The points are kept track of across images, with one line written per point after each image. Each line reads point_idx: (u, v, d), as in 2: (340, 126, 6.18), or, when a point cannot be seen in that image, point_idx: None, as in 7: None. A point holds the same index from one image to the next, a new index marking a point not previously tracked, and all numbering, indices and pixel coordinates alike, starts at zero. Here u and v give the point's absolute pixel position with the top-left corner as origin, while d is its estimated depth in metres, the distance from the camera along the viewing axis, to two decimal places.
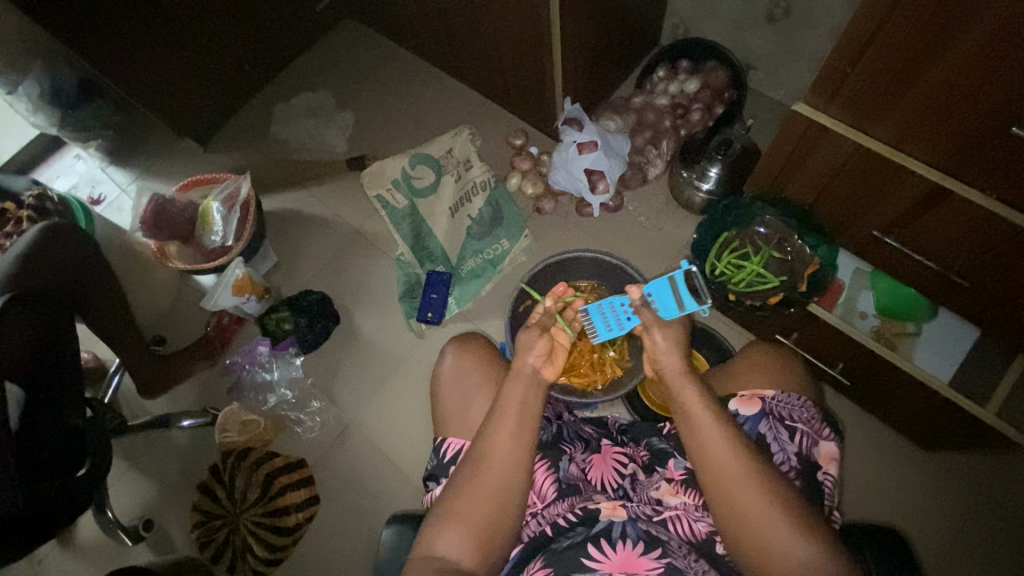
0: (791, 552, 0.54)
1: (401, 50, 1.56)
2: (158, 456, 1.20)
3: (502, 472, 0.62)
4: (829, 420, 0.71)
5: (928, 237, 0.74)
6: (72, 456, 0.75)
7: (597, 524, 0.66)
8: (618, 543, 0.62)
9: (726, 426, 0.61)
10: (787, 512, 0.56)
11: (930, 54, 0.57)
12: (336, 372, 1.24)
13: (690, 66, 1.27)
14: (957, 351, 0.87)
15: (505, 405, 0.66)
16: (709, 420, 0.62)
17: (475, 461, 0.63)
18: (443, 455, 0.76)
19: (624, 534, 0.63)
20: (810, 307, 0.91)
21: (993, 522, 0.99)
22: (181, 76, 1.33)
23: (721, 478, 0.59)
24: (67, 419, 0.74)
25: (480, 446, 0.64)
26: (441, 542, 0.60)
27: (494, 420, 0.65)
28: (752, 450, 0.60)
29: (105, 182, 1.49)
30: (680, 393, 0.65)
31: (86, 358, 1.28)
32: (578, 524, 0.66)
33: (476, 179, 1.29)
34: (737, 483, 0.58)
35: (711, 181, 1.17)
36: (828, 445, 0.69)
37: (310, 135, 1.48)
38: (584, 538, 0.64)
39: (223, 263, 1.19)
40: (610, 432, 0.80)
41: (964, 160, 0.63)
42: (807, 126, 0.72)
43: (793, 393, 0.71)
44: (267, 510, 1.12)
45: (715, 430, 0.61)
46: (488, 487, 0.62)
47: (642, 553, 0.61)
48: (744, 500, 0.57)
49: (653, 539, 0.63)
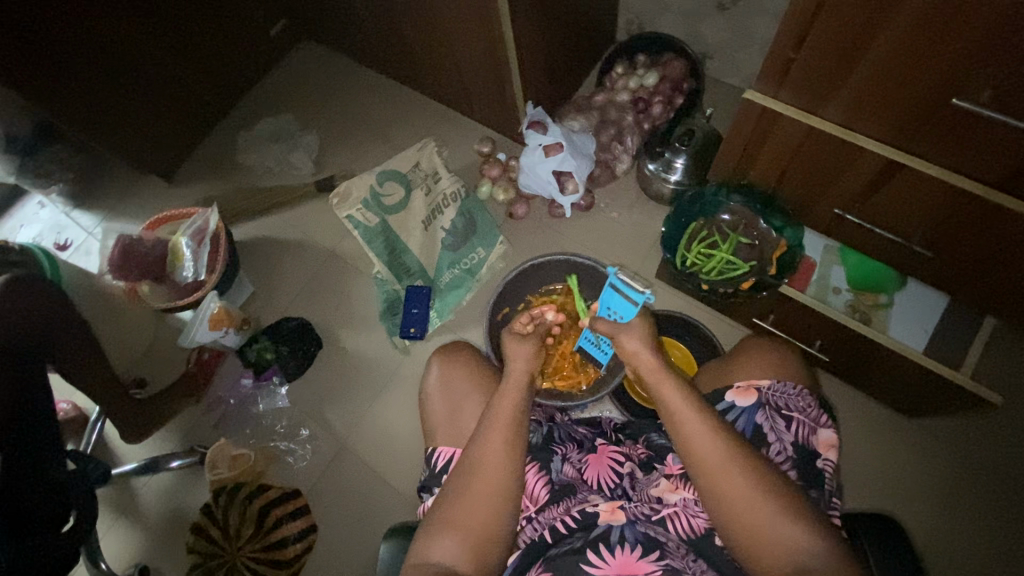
0: (773, 533, 0.57)
1: (360, 67, 1.55)
2: (147, 503, 1.17)
3: (497, 479, 0.64)
4: (827, 408, 0.72)
5: (888, 211, 0.75)
6: (53, 510, 0.79)
7: (595, 529, 0.66)
8: (617, 549, 0.63)
9: (711, 420, 0.63)
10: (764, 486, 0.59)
11: (871, 33, 0.58)
12: (322, 397, 1.23)
13: (648, 60, 1.29)
14: (929, 319, 0.90)
15: (498, 415, 0.68)
16: (694, 413, 0.64)
17: (468, 474, 0.65)
18: (435, 465, 0.75)
19: (622, 538, 0.64)
20: (782, 289, 0.90)
21: (986, 485, 1.00)
22: (140, 113, 1.31)
23: (705, 466, 0.61)
24: (45, 472, 0.78)
25: (472, 454, 0.66)
26: (436, 551, 0.60)
27: (488, 429, 0.67)
28: (731, 438, 0.62)
29: (71, 227, 1.46)
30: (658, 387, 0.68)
31: (66, 408, 1.25)
32: (576, 529, 0.67)
33: (446, 191, 1.27)
34: (722, 471, 0.60)
35: (678, 172, 1.18)
36: (825, 432, 0.69)
37: (276, 159, 1.47)
38: (582, 543, 0.64)
39: (199, 299, 1.19)
40: (604, 432, 0.81)
41: (912, 132, 0.64)
42: (760, 112, 0.73)
43: (790, 382, 0.72)
44: (263, 544, 1.09)
45: (700, 423, 0.63)
46: (483, 493, 0.63)
47: (642, 557, 0.61)
48: (731, 493, 0.59)
49: (651, 541, 0.63)
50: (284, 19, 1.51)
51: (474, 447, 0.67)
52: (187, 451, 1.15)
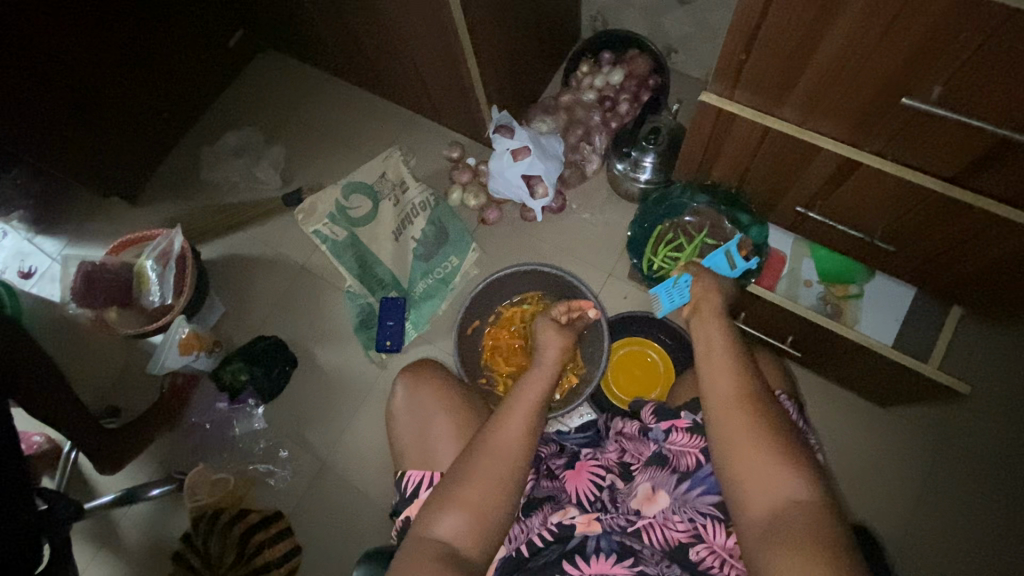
0: (780, 495, 0.56)
1: (323, 75, 1.52)
2: (126, 534, 1.15)
3: (508, 456, 0.64)
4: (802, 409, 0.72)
5: (847, 208, 0.75)
6: (26, 554, 0.77)
7: (571, 540, 0.66)
8: (592, 558, 0.63)
9: (740, 381, 0.63)
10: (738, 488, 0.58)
11: (818, 33, 0.57)
12: (300, 416, 1.21)
13: (613, 57, 1.27)
14: (898, 309, 0.90)
15: (521, 396, 0.69)
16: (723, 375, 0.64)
17: (485, 444, 0.65)
18: (405, 489, 0.74)
19: (597, 547, 0.64)
20: (753, 289, 0.88)
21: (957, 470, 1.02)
22: (98, 136, 1.28)
23: (736, 438, 0.59)
24: (17, 515, 0.76)
25: (489, 429, 0.66)
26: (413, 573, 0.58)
27: (506, 408, 0.68)
28: (773, 418, 0.60)
29: (34, 254, 1.42)
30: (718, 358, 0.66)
31: (38, 441, 1.23)
32: (553, 542, 0.66)
33: (415, 200, 1.28)
34: (751, 448, 0.58)
35: (647, 172, 1.16)
36: (805, 436, 0.70)
37: (241, 175, 1.44)
38: (558, 555, 0.64)
39: (167, 323, 1.17)
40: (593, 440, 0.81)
41: (867, 129, 0.64)
42: (717, 114, 0.72)
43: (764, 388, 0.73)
44: (246, 570, 1.07)
45: (726, 383, 0.63)
46: (490, 467, 0.63)
47: (616, 563, 0.62)
48: (747, 446, 0.58)
49: (626, 549, 0.63)
50: (242, 30, 1.48)
51: (499, 415, 0.67)
52: (166, 479, 1.13)
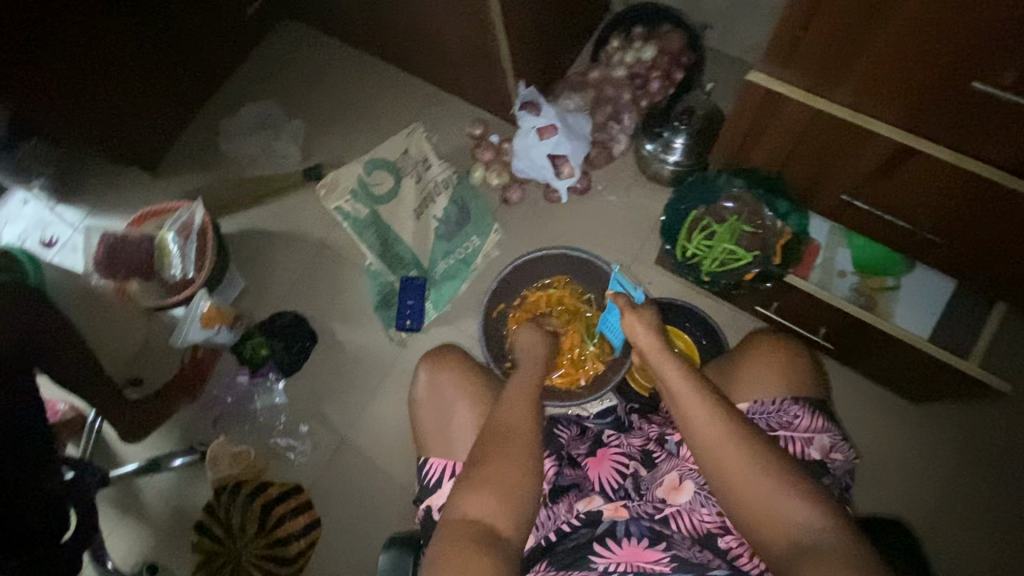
0: (783, 514, 0.57)
1: (344, 47, 1.48)
2: (150, 502, 1.18)
3: (525, 440, 0.66)
4: (820, 406, 0.71)
5: (895, 198, 0.72)
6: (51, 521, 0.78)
7: (600, 525, 0.66)
8: (623, 541, 0.62)
9: (709, 397, 0.64)
10: (772, 479, 0.58)
11: (884, 10, 0.54)
12: (320, 392, 1.22)
13: (645, 32, 1.22)
14: (935, 304, 0.87)
15: (517, 388, 0.72)
16: (695, 394, 0.64)
17: (498, 427, 0.67)
18: (427, 477, 0.75)
19: (628, 532, 0.63)
20: (788, 279, 0.86)
21: (984, 467, 1.00)
22: (119, 106, 1.26)
23: (705, 443, 0.61)
24: (42, 485, 0.77)
25: (498, 419, 0.68)
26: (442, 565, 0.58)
27: (506, 400, 0.70)
28: (735, 413, 0.62)
29: (55, 223, 1.42)
30: (661, 369, 0.69)
31: (63, 409, 1.25)
32: (581, 527, 0.66)
33: (437, 178, 1.26)
34: (725, 449, 0.60)
35: (677, 153, 1.13)
36: (822, 438, 0.69)
37: (261, 148, 1.41)
38: (589, 538, 0.64)
39: (188, 296, 1.17)
40: (617, 421, 0.80)
41: (925, 114, 0.61)
42: (764, 94, 0.69)
43: (770, 396, 0.72)
44: (268, 541, 1.10)
45: (699, 402, 0.64)
46: (511, 456, 0.64)
47: (649, 546, 0.61)
48: (733, 467, 0.59)
49: (657, 534, 0.63)
50: None
51: (500, 403, 0.69)
52: (188, 449, 1.16)
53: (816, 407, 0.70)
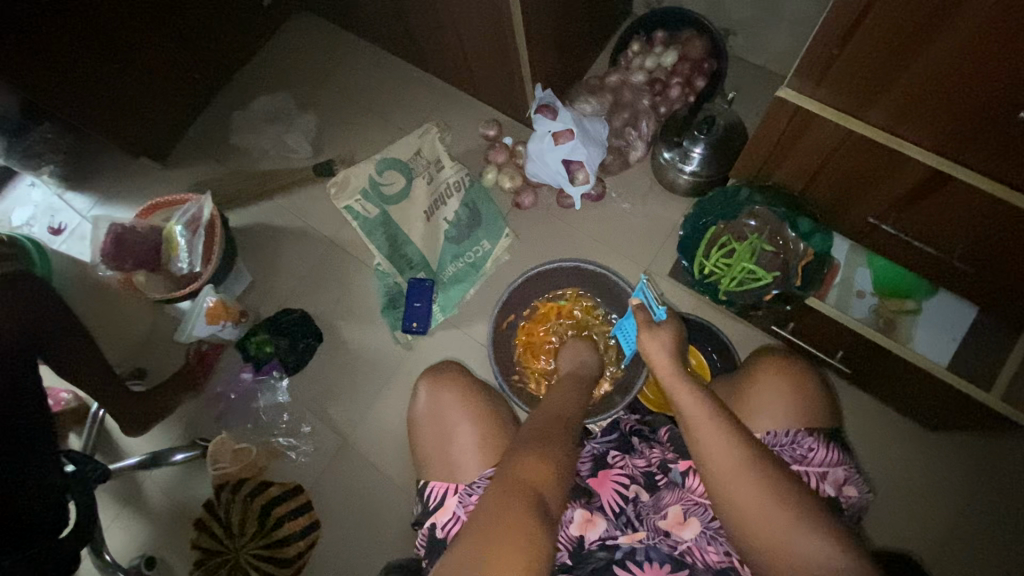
0: (798, 553, 0.54)
1: (359, 41, 1.46)
2: (151, 495, 1.17)
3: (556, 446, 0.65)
4: (833, 436, 0.68)
5: (926, 224, 0.69)
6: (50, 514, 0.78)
7: (619, 550, 0.64)
8: (646, 564, 0.62)
9: (725, 424, 0.62)
10: (789, 516, 0.56)
11: (927, 34, 0.51)
12: (324, 392, 1.20)
13: (667, 37, 1.20)
14: (954, 331, 0.84)
15: (554, 398, 0.73)
16: (711, 421, 0.62)
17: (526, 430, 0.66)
18: (428, 501, 0.74)
19: (648, 556, 0.63)
20: (810, 301, 0.84)
21: (998, 496, 0.98)
22: (131, 94, 1.25)
23: (721, 472, 0.59)
24: (43, 478, 0.77)
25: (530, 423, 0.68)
26: None
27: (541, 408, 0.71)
28: (751, 442, 0.60)
29: (64, 210, 1.41)
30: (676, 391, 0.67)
31: (66, 398, 1.25)
32: (599, 548, 0.65)
33: (449, 180, 1.23)
34: (739, 480, 0.58)
35: (694, 162, 1.10)
36: (836, 472, 0.66)
37: (272, 142, 1.40)
38: (608, 563, 0.63)
39: (195, 290, 1.16)
40: (624, 440, 0.77)
41: (964, 142, 0.58)
42: (794, 111, 0.67)
43: (783, 428, 0.69)
44: (266, 542, 1.09)
45: (714, 429, 0.61)
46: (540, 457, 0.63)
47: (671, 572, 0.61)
48: (745, 503, 0.57)
49: (678, 561, 0.63)
50: None
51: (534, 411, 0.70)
52: (189, 444, 1.14)
53: (830, 438, 0.67)
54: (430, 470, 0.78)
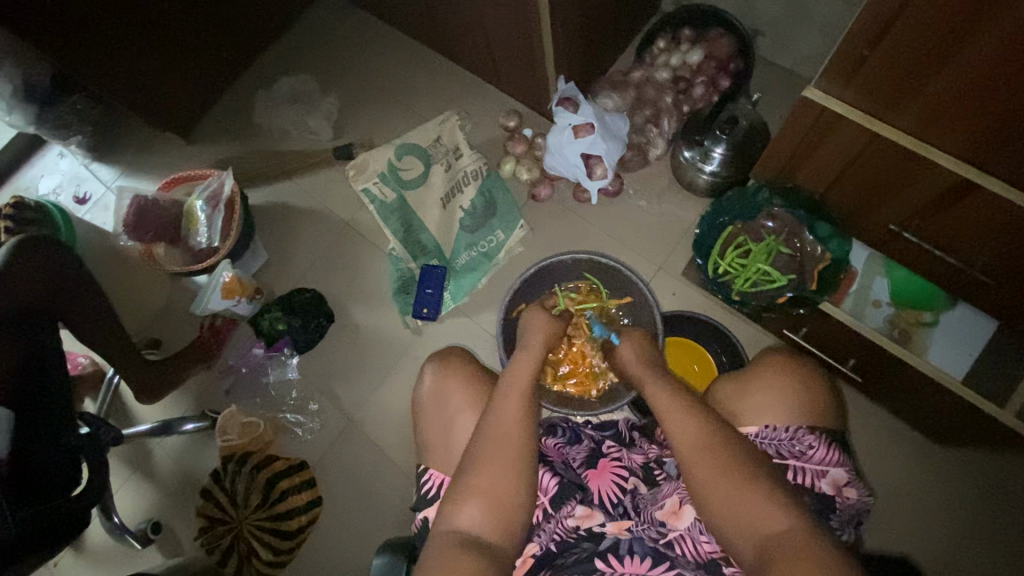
0: None
1: (385, 27, 1.47)
2: (160, 462, 1.20)
3: (513, 447, 0.65)
4: (836, 437, 0.68)
5: (948, 233, 0.68)
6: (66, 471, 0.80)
7: (604, 541, 0.65)
8: (626, 559, 0.62)
9: (713, 428, 0.63)
10: (791, 520, 0.55)
11: (959, 39, 0.50)
12: (332, 372, 1.22)
13: (693, 35, 1.19)
14: (972, 345, 0.82)
15: (508, 390, 0.71)
16: (697, 424, 0.63)
17: (490, 429, 0.67)
18: (427, 490, 0.76)
19: (631, 549, 0.62)
20: (823, 305, 0.83)
21: (1006, 517, 0.96)
22: (159, 70, 1.27)
23: (710, 471, 0.59)
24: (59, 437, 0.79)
25: (487, 424, 0.68)
26: (432, 561, 0.58)
27: (498, 401, 0.70)
28: (739, 445, 0.61)
29: (89, 180, 1.45)
30: (653, 391, 0.71)
31: (83, 363, 1.28)
32: (584, 539, 0.65)
33: (466, 168, 1.24)
34: (730, 478, 0.58)
35: (715, 163, 1.09)
36: (836, 472, 0.66)
37: (294, 123, 1.41)
38: (592, 554, 0.63)
39: (213, 265, 1.18)
40: (619, 433, 0.78)
41: (992, 150, 0.57)
42: (820, 113, 0.66)
43: (786, 424, 0.68)
44: (270, 514, 1.11)
45: (699, 433, 0.62)
46: (500, 461, 0.64)
47: (651, 568, 0.61)
48: (747, 501, 0.57)
49: (659, 553, 0.62)
50: None
51: (491, 409, 0.69)
52: (200, 415, 1.17)
53: (831, 439, 0.67)
54: (432, 452, 0.79)
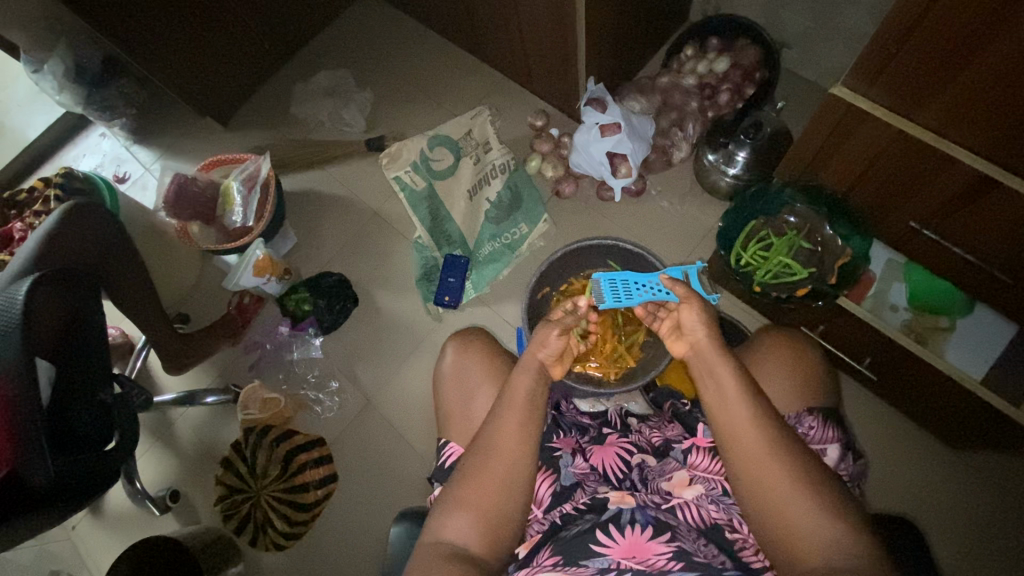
0: (814, 533, 0.55)
1: (420, 27, 1.53)
2: (182, 431, 1.23)
3: (508, 458, 0.64)
4: (834, 416, 0.69)
5: (968, 230, 0.70)
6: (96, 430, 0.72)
7: (606, 511, 0.65)
8: (626, 528, 0.61)
9: (755, 406, 0.61)
10: (809, 497, 0.56)
11: (985, 38, 0.53)
12: (354, 353, 1.25)
13: (720, 44, 1.22)
14: (990, 347, 0.84)
15: (512, 397, 0.68)
16: (738, 399, 0.61)
17: (488, 439, 0.65)
18: (444, 461, 0.77)
19: (632, 519, 0.62)
20: (839, 300, 0.88)
21: (1008, 523, 0.98)
22: (205, 57, 1.33)
23: (741, 449, 0.59)
24: (97, 394, 0.73)
25: (487, 436, 0.66)
26: (450, 529, 0.61)
27: (503, 407, 0.67)
28: (774, 423, 0.60)
29: (129, 161, 1.51)
30: (710, 366, 0.65)
31: (114, 335, 1.32)
32: (586, 512, 0.66)
33: (495, 162, 1.27)
34: (758, 454, 0.59)
35: (738, 165, 1.13)
36: (836, 448, 0.67)
37: (329, 114, 1.46)
38: (592, 524, 0.63)
39: (246, 244, 1.22)
40: (611, 420, 0.80)
41: (1013, 148, 0.59)
42: (845, 112, 0.69)
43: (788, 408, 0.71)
44: (287, 486, 1.14)
45: (737, 410, 0.61)
46: (494, 474, 0.63)
47: (652, 538, 0.60)
48: (769, 480, 0.58)
49: (662, 523, 0.62)
50: None
51: (491, 419, 0.67)
52: (221, 389, 1.20)
53: (828, 416, 0.69)
54: (453, 425, 0.81)
